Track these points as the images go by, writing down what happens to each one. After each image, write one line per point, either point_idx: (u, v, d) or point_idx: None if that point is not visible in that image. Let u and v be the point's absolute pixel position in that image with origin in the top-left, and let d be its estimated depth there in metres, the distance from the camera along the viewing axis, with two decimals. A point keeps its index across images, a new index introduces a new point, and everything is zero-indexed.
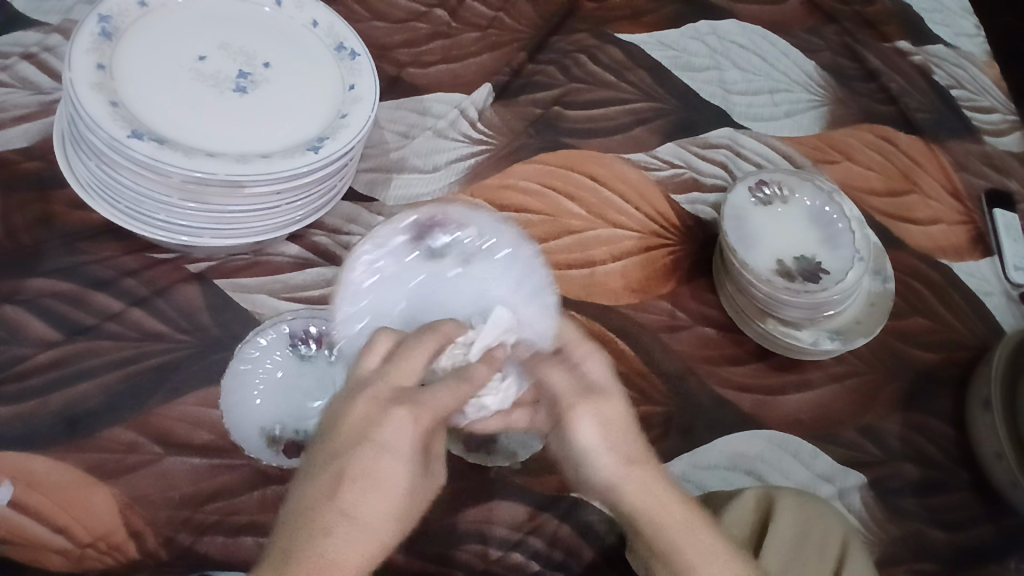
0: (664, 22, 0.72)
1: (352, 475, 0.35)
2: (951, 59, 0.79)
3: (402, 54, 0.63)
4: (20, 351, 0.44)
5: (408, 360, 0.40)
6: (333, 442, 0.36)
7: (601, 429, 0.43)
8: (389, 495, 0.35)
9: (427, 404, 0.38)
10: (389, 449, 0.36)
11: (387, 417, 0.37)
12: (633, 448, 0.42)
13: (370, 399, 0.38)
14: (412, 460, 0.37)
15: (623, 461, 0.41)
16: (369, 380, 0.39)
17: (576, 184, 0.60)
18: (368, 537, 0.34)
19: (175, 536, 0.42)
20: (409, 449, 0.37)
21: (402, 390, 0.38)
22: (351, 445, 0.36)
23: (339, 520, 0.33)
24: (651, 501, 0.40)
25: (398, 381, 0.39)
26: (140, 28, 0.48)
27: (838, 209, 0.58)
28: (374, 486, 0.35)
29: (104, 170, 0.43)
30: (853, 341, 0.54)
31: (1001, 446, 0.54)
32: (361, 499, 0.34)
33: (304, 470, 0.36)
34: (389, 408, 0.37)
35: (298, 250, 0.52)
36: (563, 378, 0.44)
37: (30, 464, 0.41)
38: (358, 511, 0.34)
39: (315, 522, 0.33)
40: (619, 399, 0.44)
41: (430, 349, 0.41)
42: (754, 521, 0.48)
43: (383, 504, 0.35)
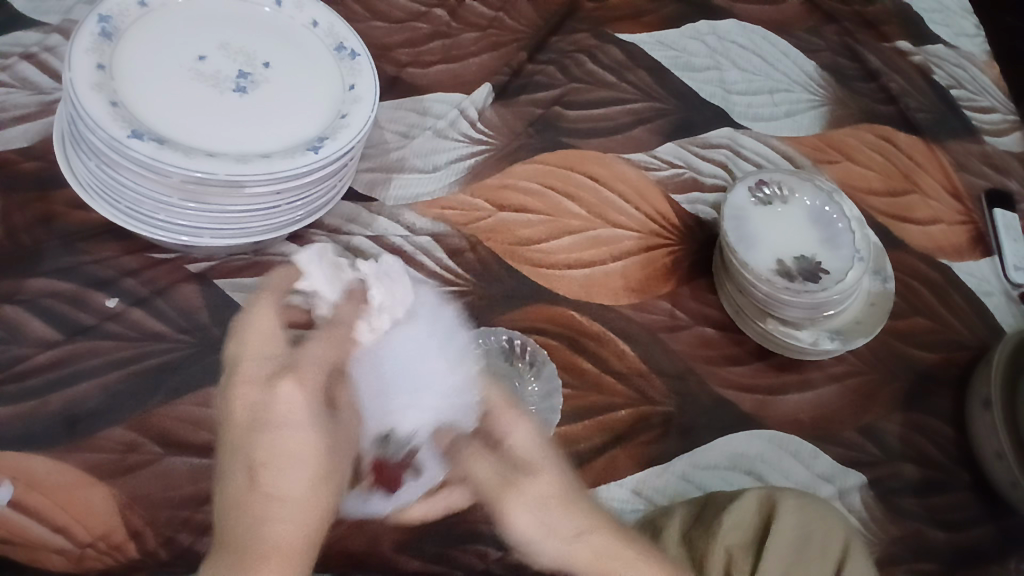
0: (664, 22, 0.72)
1: (264, 461, 0.42)
2: (951, 59, 0.79)
3: (402, 54, 0.63)
4: (19, 351, 0.44)
5: (283, 339, 0.46)
6: (230, 433, 0.44)
7: (541, 524, 0.45)
8: (297, 464, 0.42)
9: (308, 367, 0.45)
10: (288, 423, 0.43)
11: (277, 393, 0.44)
12: (581, 517, 0.46)
13: (243, 381, 0.45)
14: (311, 421, 0.44)
15: (567, 541, 0.45)
16: (236, 360, 0.46)
17: (576, 184, 0.60)
18: (304, 509, 0.42)
19: (175, 536, 0.41)
20: (303, 416, 0.44)
21: (282, 366, 0.45)
22: (246, 432, 0.43)
23: (269, 501, 0.41)
24: (600, 558, 0.45)
25: (275, 356, 0.46)
26: (140, 27, 0.48)
27: (838, 209, 0.58)
28: (290, 463, 0.42)
29: (104, 170, 0.43)
30: (853, 341, 0.54)
31: (1000, 446, 0.54)
32: (281, 480, 0.41)
33: (221, 468, 0.43)
34: (274, 386, 0.44)
35: (298, 249, 0.51)
36: (485, 464, 0.46)
37: (29, 464, 0.41)
38: (282, 490, 0.41)
39: (251, 503, 0.41)
40: (546, 474, 0.47)
41: (273, 304, 0.48)
42: (756, 522, 0.47)
43: (305, 472, 0.42)
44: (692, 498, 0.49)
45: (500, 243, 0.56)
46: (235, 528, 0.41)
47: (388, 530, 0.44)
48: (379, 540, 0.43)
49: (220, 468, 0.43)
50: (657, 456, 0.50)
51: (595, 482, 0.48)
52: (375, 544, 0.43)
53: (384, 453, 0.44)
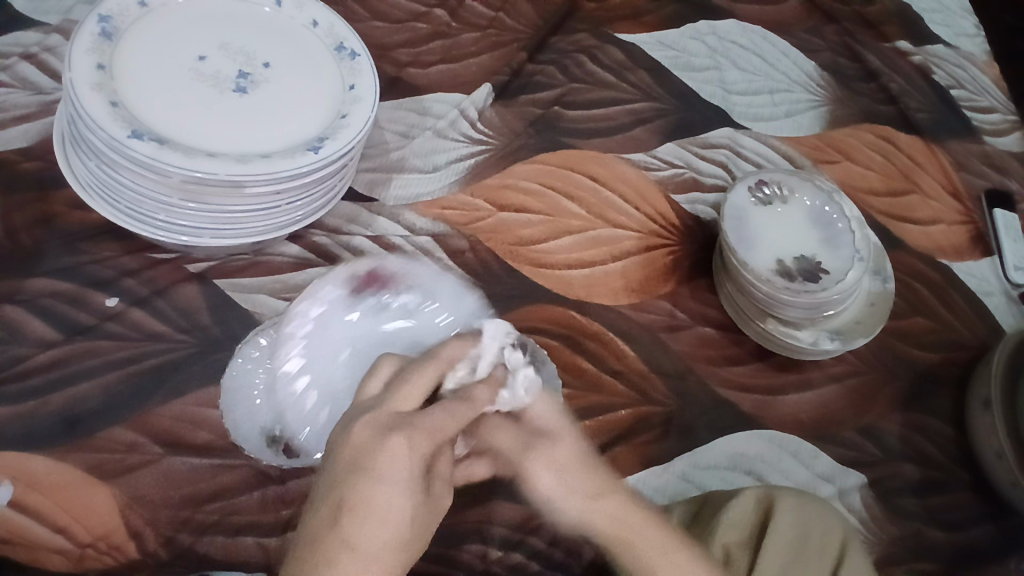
0: (664, 22, 0.72)
1: (351, 504, 0.34)
2: (951, 59, 0.79)
3: (402, 54, 0.63)
4: (19, 351, 0.44)
5: (419, 384, 0.39)
6: (335, 465, 0.36)
7: (556, 476, 0.44)
8: (396, 522, 0.35)
9: (427, 427, 0.37)
10: (385, 479, 0.35)
11: (384, 443, 0.36)
12: (598, 480, 0.44)
13: (366, 420, 0.37)
14: (410, 484, 0.36)
15: (586, 499, 0.43)
16: (375, 404, 0.38)
17: (576, 184, 0.60)
18: (370, 570, 0.33)
19: (175, 536, 0.42)
20: (409, 474, 0.36)
21: (399, 417, 0.37)
22: (348, 469, 0.35)
23: (343, 551, 0.33)
24: (619, 524, 0.42)
25: (400, 405, 0.38)
26: (140, 27, 0.48)
27: (838, 209, 0.58)
28: (371, 514, 0.34)
29: (104, 170, 0.43)
30: (853, 341, 0.54)
31: (1001, 446, 0.54)
32: (365, 530, 0.34)
33: (313, 501, 0.36)
34: (385, 433, 0.36)
35: (298, 250, 0.52)
36: (511, 438, 0.45)
37: (29, 464, 0.41)
38: (361, 542, 0.34)
39: (322, 546, 0.33)
40: (564, 438, 0.45)
41: (431, 375, 0.40)
42: (753, 521, 0.48)
43: (394, 530, 0.35)
44: (691, 497, 0.50)
45: (500, 243, 0.56)
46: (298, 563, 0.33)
47: None
48: None
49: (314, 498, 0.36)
50: (657, 456, 0.50)
51: None
52: None
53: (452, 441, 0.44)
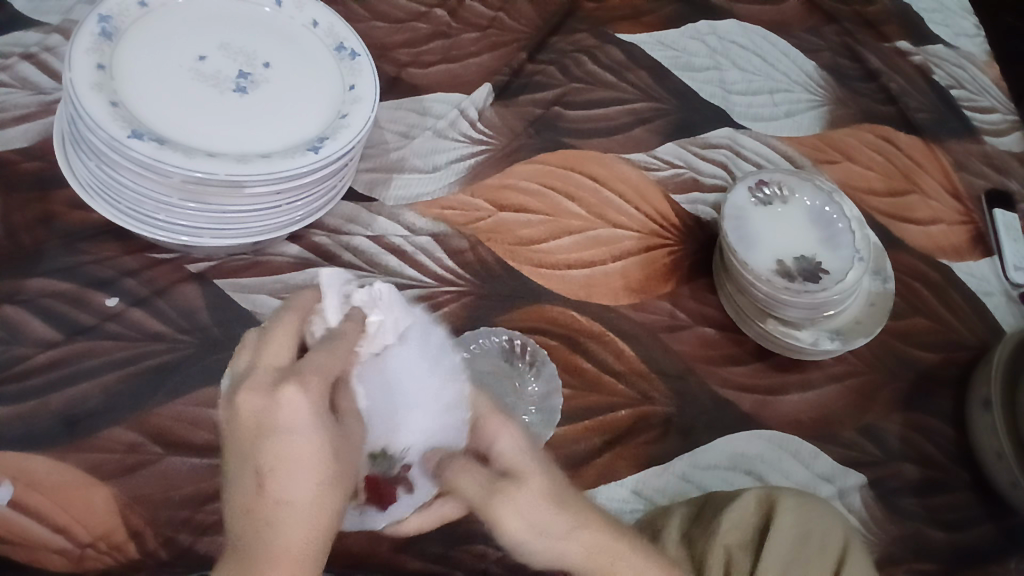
0: (664, 22, 0.72)
1: (271, 466, 0.34)
2: (951, 59, 0.79)
3: (402, 54, 0.63)
4: (19, 351, 0.44)
5: (286, 334, 0.38)
6: (239, 438, 0.34)
7: (528, 518, 0.37)
8: (315, 471, 0.34)
9: (313, 373, 0.36)
10: (297, 428, 0.34)
11: (277, 397, 0.34)
12: (572, 512, 0.38)
13: (248, 389, 0.35)
14: (321, 425, 0.35)
15: (558, 537, 0.37)
16: (247, 372, 0.36)
17: (576, 184, 0.60)
18: (312, 517, 0.33)
19: (176, 536, 0.42)
20: (308, 420, 0.34)
21: (279, 371, 0.36)
22: (254, 436, 0.34)
23: (279, 510, 0.33)
24: None
25: (274, 362, 0.36)
26: (140, 28, 0.48)
27: (838, 209, 0.58)
28: (293, 465, 0.33)
29: (104, 170, 0.43)
30: (853, 341, 0.54)
31: (1000, 446, 0.54)
32: (291, 480, 0.33)
33: (230, 471, 0.35)
34: (272, 390, 0.34)
35: (298, 250, 0.52)
36: (474, 478, 0.38)
37: (29, 464, 0.41)
38: (288, 493, 0.33)
39: (258, 516, 0.33)
40: (533, 473, 0.38)
41: (294, 321, 0.39)
42: (755, 522, 0.47)
43: (313, 478, 0.34)
44: (691, 498, 0.50)
45: (500, 243, 0.56)
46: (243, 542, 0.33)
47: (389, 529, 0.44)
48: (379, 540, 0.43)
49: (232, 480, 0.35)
50: (656, 456, 0.51)
51: (595, 484, 0.48)
52: (376, 544, 0.43)
53: (381, 468, 0.40)
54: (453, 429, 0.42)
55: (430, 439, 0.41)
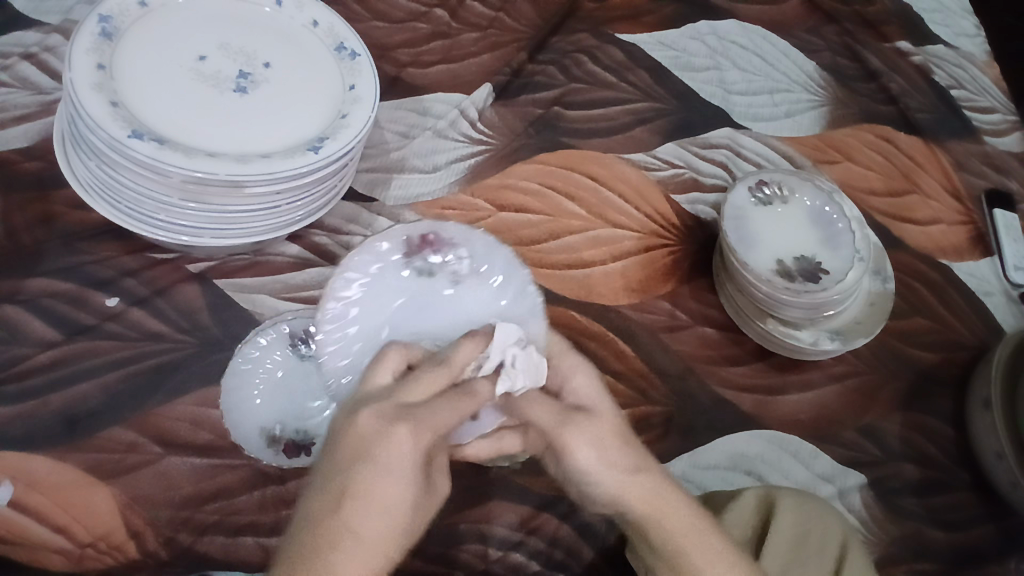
0: (663, 22, 0.72)
1: (356, 493, 0.35)
2: (951, 59, 0.79)
3: (402, 54, 0.63)
4: (20, 351, 0.44)
5: (428, 384, 0.38)
6: (340, 452, 0.36)
7: (597, 454, 0.41)
8: (393, 517, 0.35)
9: (431, 421, 0.37)
10: (391, 470, 0.35)
11: (388, 432, 0.36)
12: (636, 455, 0.42)
13: (373, 410, 0.37)
14: (410, 478, 0.36)
15: (625, 473, 0.41)
16: (371, 394, 0.38)
17: (576, 184, 0.60)
18: (374, 555, 0.34)
19: (175, 536, 0.42)
20: (410, 466, 0.36)
21: (402, 408, 0.37)
22: (352, 460, 0.35)
23: (347, 539, 0.34)
24: (654, 499, 0.40)
25: (406, 398, 0.38)
26: (140, 28, 0.48)
27: (838, 209, 0.58)
28: (377, 505, 0.35)
29: (104, 170, 0.43)
30: (853, 342, 0.54)
31: (1000, 446, 0.54)
32: (369, 518, 0.34)
33: (314, 483, 0.36)
34: (390, 423, 0.36)
35: (298, 250, 0.52)
36: (547, 410, 0.42)
37: (29, 464, 0.41)
38: (361, 527, 0.34)
39: (325, 533, 0.34)
40: (602, 414, 0.43)
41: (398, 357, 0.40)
42: (754, 522, 0.48)
43: (393, 522, 0.35)
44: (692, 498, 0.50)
45: None
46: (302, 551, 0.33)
47: None
48: None
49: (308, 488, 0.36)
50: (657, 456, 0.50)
51: None
52: None
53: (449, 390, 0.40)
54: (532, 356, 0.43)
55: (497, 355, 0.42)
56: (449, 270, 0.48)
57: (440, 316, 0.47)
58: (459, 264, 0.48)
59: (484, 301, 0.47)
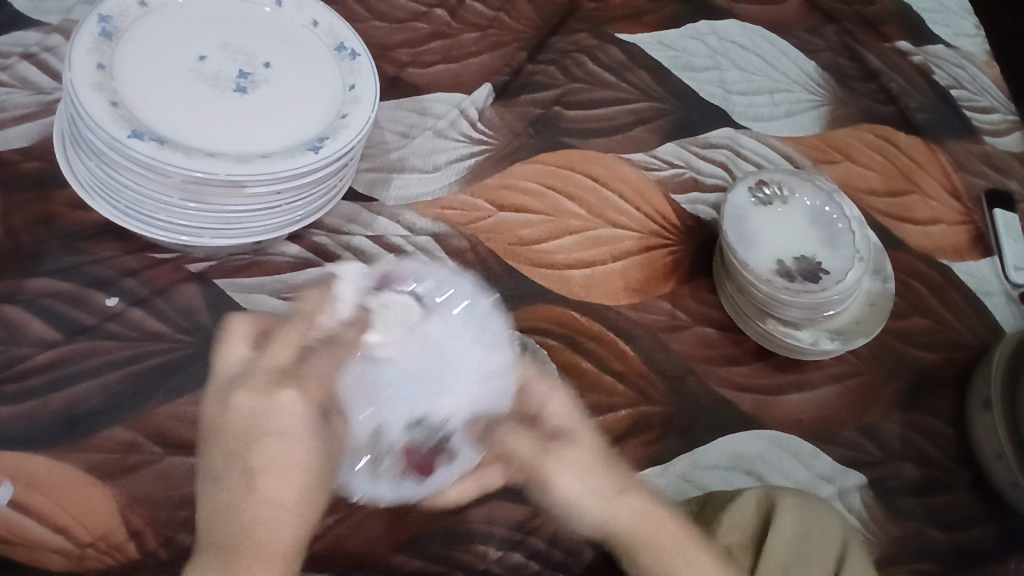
0: (663, 22, 0.72)
1: (259, 467, 0.41)
2: (950, 59, 0.79)
3: (402, 54, 0.63)
4: (19, 351, 0.44)
5: (281, 347, 0.46)
6: (226, 440, 0.43)
7: (578, 484, 0.47)
8: (299, 471, 0.42)
9: (310, 377, 0.45)
10: (282, 432, 0.43)
11: (275, 398, 0.44)
12: (620, 478, 0.48)
13: (242, 388, 0.45)
14: (307, 429, 0.43)
15: (612, 496, 0.47)
16: (237, 373, 0.45)
17: (576, 184, 0.60)
18: (290, 514, 0.41)
19: (176, 536, 0.41)
20: (300, 422, 0.43)
21: (281, 374, 0.45)
22: (244, 440, 0.42)
23: (257, 507, 0.40)
24: (642, 522, 0.47)
25: (276, 363, 0.45)
26: (140, 28, 0.48)
27: (838, 209, 0.58)
28: (275, 469, 0.41)
29: (104, 170, 0.43)
30: (853, 341, 0.54)
31: (1000, 446, 0.55)
32: (271, 486, 0.41)
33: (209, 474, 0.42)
34: (273, 391, 0.44)
35: (298, 250, 0.52)
36: (527, 443, 0.48)
37: (29, 464, 0.41)
38: (271, 496, 0.41)
39: (233, 515, 0.41)
40: (581, 441, 0.49)
41: (300, 326, 0.48)
42: (756, 521, 0.49)
43: (294, 493, 0.42)
44: (691, 498, 0.49)
45: (499, 243, 0.56)
46: (218, 535, 0.40)
47: (390, 530, 0.44)
48: (381, 540, 0.44)
49: (205, 480, 0.42)
50: (657, 456, 0.50)
51: None
52: (376, 544, 0.44)
53: (418, 437, 0.46)
54: (497, 397, 0.48)
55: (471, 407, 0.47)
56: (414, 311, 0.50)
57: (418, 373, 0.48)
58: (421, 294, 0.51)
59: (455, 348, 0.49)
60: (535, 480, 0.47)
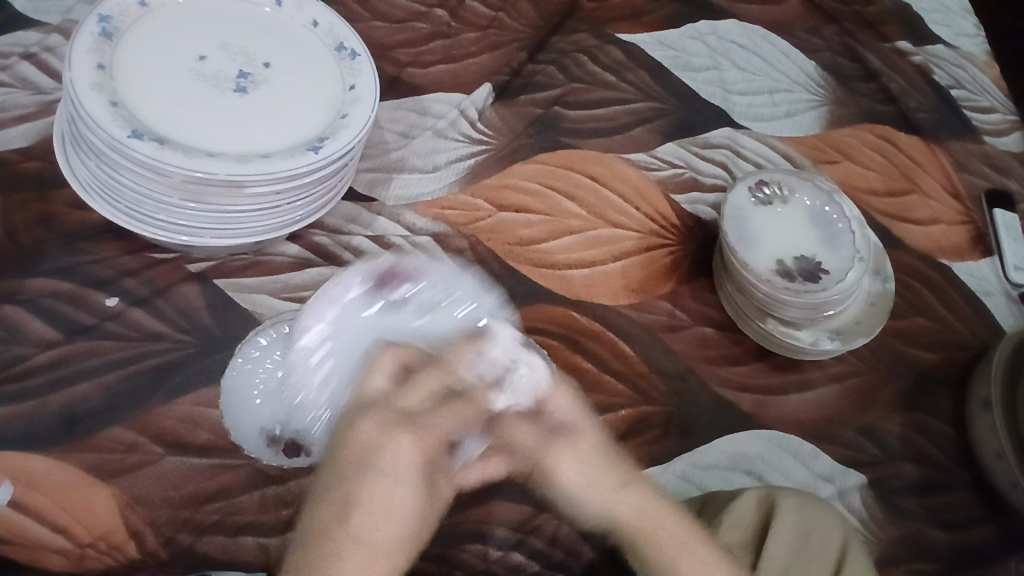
0: (663, 22, 0.72)
1: (367, 502, 0.39)
2: (950, 59, 0.79)
3: (402, 54, 0.63)
4: (19, 351, 0.44)
5: (419, 389, 0.43)
6: (343, 463, 0.40)
7: (583, 472, 0.46)
8: (397, 521, 0.39)
9: (432, 427, 0.42)
10: (393, 475, 0.40)
11: (393, 440, 0.41)
12: (619, 471, 0.47)
13: (378, 416, 0.42)
14: (416, 486, 0.41)
15: (614, 491, 0.46)
16: (381, 400, 0.42)
17: (576, 184, 0.60)
18: (380, 559, 0.38)
19: (175, 536, 0.42)
20: (412, 473, 0.41)
21: (402, 414, 0.42)
22: (355, 467, 0.40)
23: (349, 543, 0.37)
24: (644, 514, 0.45)
25: (403, 404, 0.42)
26: (140, 28, 0.48)
27: (838, 209, 0.58)
28: (382, 511, 0.39)
29: (104, 170, 0.43)
30: (853, 341, 0.54)
31: (1001, 446, 0.54)
32: (372, 524, 0.38)
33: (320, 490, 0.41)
34: (395, 430, 0.41)
35: (298, 250, 0.52)
36: (527, 434, 0.46)
37: (29, 464, 0.41)
38: (366, 535, 0.38)
39: (332, 537, 0.38)
40: (583, 433, 0.47)
41: (390, 361, 0.44)
42: (755, 522, 0.48)
43: (394, 530, 0.39)
44: (692, 497, 0.49)
45: (500, 243, 0.56)
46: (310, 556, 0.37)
47: None
48: None
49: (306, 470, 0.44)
50: (657, 456, 0.50)
51: None
52: None
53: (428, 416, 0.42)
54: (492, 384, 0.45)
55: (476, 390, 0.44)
56: (416, 301, 0.49)
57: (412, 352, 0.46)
58: (427, 294, 0.50)
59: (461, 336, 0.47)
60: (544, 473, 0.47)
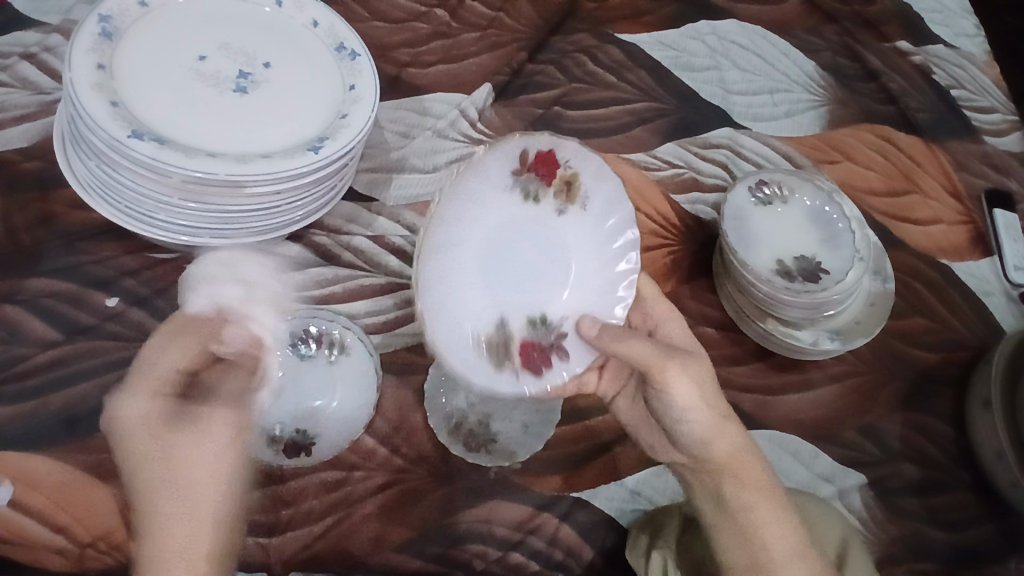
0: (663, 22, 0.72)
1: (160, 481, 0.39)
2: (950, 59, 0.79)
3: (402, 54, 0.63)
4: (19, 351, 0.44)
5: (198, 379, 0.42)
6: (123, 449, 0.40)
7: (696, 391, 0.48)
8: (205, 491, 0.39)
9: (203, 395, 0.42)
10: (167, 449, 0.39)
11: (140, 408, 0.40)
12: (721, 405, 0.48)
13: (134, 385, 0.41)
14: (197, 441, 0.40)
15: (719, 420, 0.47)
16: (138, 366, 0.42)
17: None
18: (199, 525, 0.39)
19: None
20: (186, 437, 0.40)
21: (155, 381, 0.41)
22: (138, 451, 0.40)
23: (161, 526, 0.38)
24: (738, 453, 0.47)
25: (162, 374, 0.41)
26: (140, 28, 0.48)
27: (838, 209, 0.58)
28: (172, 484, 0.39)
29: (104, 170, 0.43)
30: (853, 342, 0.54)
31: (1001, 446, 0.54)
32: (173, 499, 0.39)
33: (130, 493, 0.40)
34: (141, 395, 0.41)
35: (298, 250, 0.51)
36: (643, 346, 0.47)
37: (30, 464, 0.41)
38: (175, 508, 0.39)
39: (156, 531, 0.39)
40: (699, 357, 0.49)
41: (485, 304, 0.48)
42: None
43: (198, 496, 0.39)
44: None
45: None
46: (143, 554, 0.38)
47: (392, 530, 0.44)
48: (382, 539, 0.44)
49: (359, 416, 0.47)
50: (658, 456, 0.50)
51: (595, 483, 0.48)
52: (375, 543, 0.44)
53: (533, 334, 0.48)
54: (604, 307, 0.49)
55: (580, 308, 0.49)
56: (551, 204, 0.50)
57: (534, 261, 0.50)
58: (559, 198, 0.50)
59: (586, 254, 0.50)
60: (655, 381, 0.48)
